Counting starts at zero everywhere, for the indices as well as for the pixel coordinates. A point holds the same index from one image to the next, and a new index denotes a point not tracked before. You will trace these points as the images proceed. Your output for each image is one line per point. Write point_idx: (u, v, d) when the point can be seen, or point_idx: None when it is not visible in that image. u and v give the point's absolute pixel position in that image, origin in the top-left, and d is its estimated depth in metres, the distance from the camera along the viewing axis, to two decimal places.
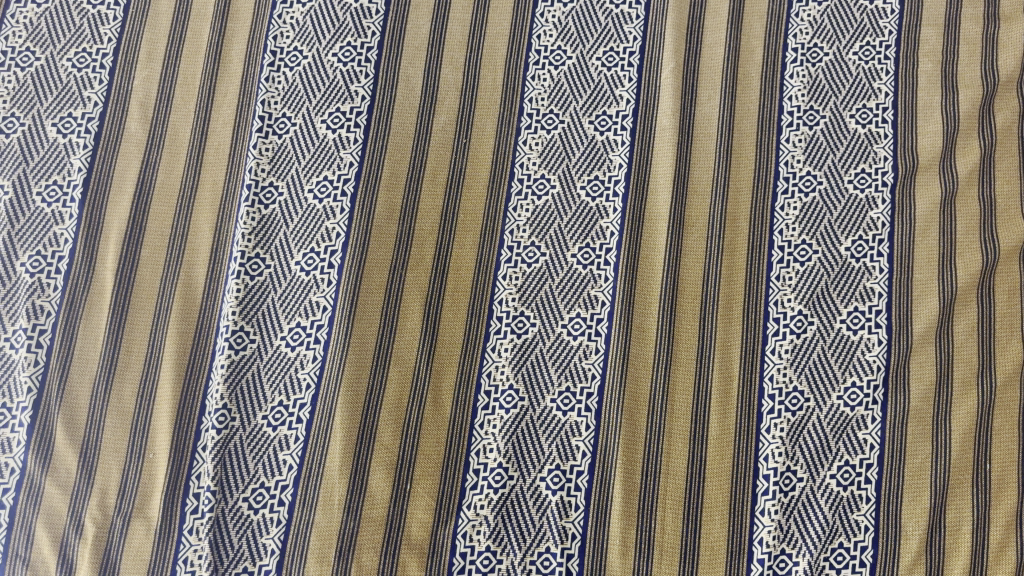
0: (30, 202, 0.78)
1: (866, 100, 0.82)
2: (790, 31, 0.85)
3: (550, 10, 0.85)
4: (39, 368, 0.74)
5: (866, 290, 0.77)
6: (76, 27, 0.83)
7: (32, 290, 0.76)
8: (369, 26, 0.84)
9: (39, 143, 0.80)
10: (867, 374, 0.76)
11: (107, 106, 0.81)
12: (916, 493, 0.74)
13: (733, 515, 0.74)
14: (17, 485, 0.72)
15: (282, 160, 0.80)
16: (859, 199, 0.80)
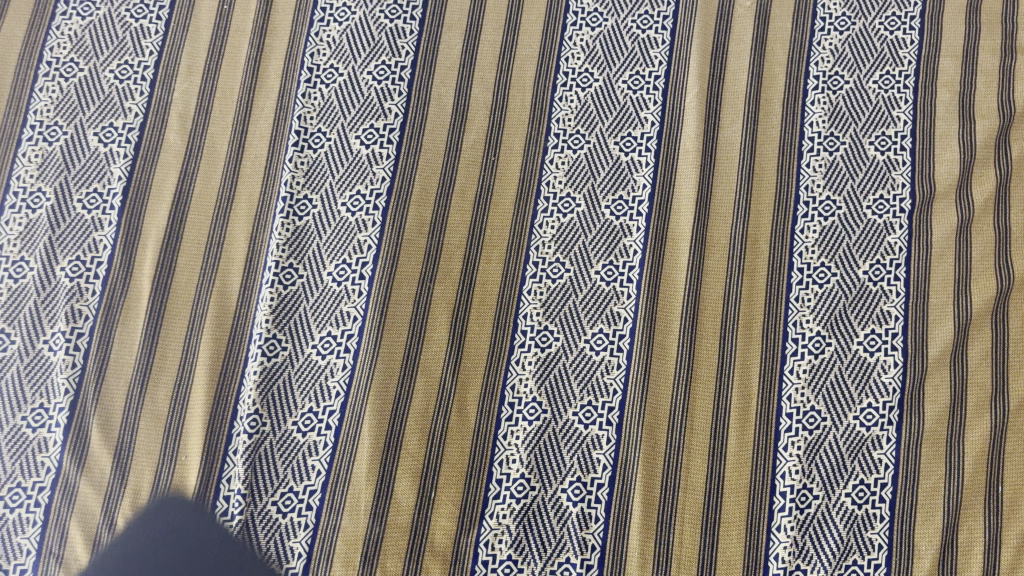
0: (71, 208, 0.81)
1: (885, 128, 0.85)
2: (812, 59, 0.87)
3: (579, 33, 0.88)
4: (76, 370, 0.76)
5: (882, 313, 0.79)
6: (119, 39, 0.85)
7: (71, 294, 0.78)
8: (403, 45, 0.86)
9: (81, 152, 0.82)
10: (883, 396, 0.77)
11: (147, 117, 0.83)
12: (929, 513, 0.75)
13: (749, 531, 0.76)
14: (53, 483, 0.74)
15: (317, 174, 0.82)
16: (877, 224, 0.82)
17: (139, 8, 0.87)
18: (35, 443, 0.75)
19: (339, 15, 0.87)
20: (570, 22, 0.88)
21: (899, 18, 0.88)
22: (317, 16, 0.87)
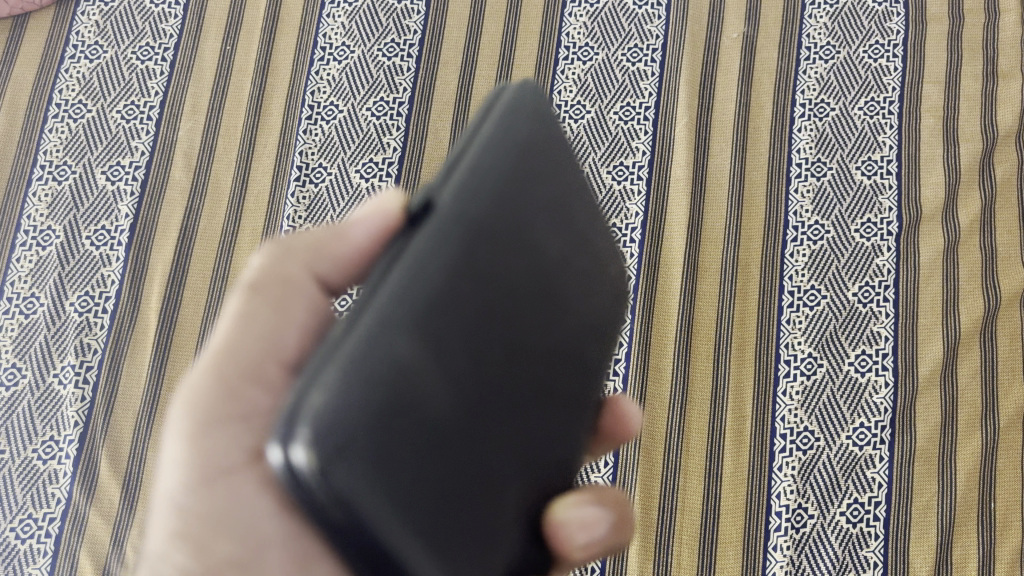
0: (80, 245, 0.83)
1: (871, 153, 0.87)
2: (798, 87, 0.89)
3: (571, 66, 0.91)
4: (86, 403, 0.79)
5: (873, 334, 0.81)
6: (126, 81, 0.89)
7: (80, 329, 0.81)
8: (400, 82, 0.90)
9: (89, 190, 0.85)
10: (875, 415, 0.78)
11: (152, 155, 0.87)
12: (922, 530, 0.75)
13: (747, 551, 0.76)
14: (63, 514, 0.76)
15: (318, 209, 0.84)
16: (866, 247, 0.84)
17: (146, 51, 0.91)
18: (46, 474, 0.77)
19: (338, 54, 0.91)
20: (563, 56, 0.91)
21: (883, 47, 0.90)
22: (318, 55, 0.91)
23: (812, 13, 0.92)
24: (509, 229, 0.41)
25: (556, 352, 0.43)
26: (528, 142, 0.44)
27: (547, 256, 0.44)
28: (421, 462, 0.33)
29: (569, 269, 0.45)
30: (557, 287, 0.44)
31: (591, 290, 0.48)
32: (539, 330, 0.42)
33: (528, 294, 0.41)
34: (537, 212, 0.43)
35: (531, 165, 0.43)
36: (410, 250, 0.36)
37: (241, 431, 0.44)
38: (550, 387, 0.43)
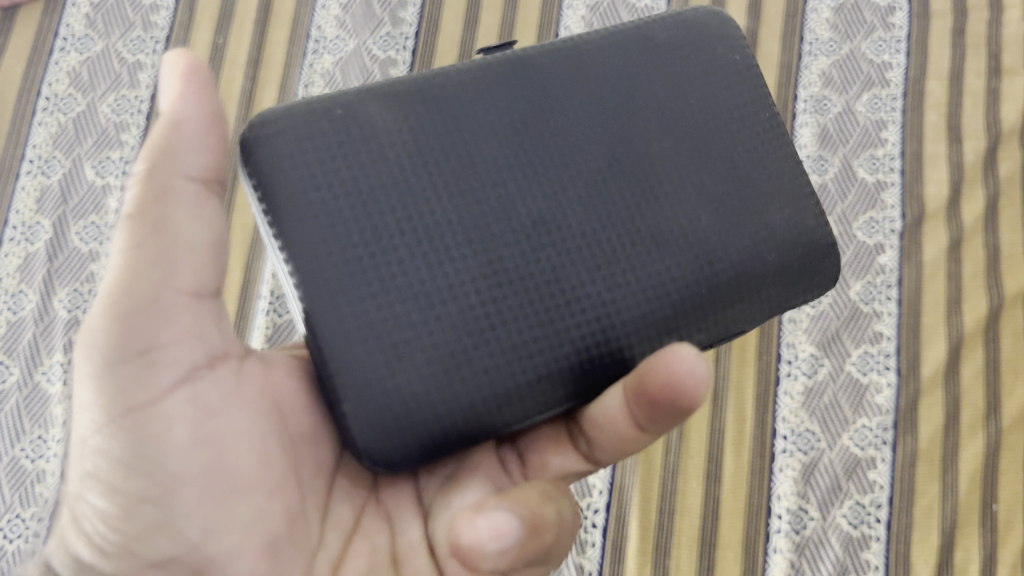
0: (69, 241, 0.82)
1: (874, 149, 0.85)
2: (801, 83, 0.88)
3: None
4: (73, 402, 0.77)
5: (875, 334, 0.79)
6: (116, 74, 0.88)
7: (67, 326, 0.79)
8: (396, 75, 0.88)
9: (79, 185, 0.84)
10: (876, 416, 0.77)
11: (142, 149, 0.85)
12: (924, 533, 0.74)
13: (747, 554, 0.74)
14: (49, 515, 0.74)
15: None
16: (868, 245, 0.82)
17: (137, 43, 0.89)
18: (34, 474, 0.75)
19: (333, 47, 0.89)
20: None
21: (885, 42, 0.89)
22: (311, 48, 0.89)
23: (814, 7, 0.90)
24: (557, 77, 0.45)
25: (603, 216, 0.43)
26: (683, 44, 0.47)
27: (635, 132, 0.44)
28: (322, 244, 0.40)
29: (663, 147, 0.44)
30: (622, 142, 0.44)
31: (711, 195, 0.44)
32: (558, 164, 0.43)
33: (557, 128, 0.44)
34: (636, 87, 0.45)
35: (661, 58, 0.46)
36: (436, 110, 0.43)
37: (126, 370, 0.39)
38: (562, 225, 0.42)
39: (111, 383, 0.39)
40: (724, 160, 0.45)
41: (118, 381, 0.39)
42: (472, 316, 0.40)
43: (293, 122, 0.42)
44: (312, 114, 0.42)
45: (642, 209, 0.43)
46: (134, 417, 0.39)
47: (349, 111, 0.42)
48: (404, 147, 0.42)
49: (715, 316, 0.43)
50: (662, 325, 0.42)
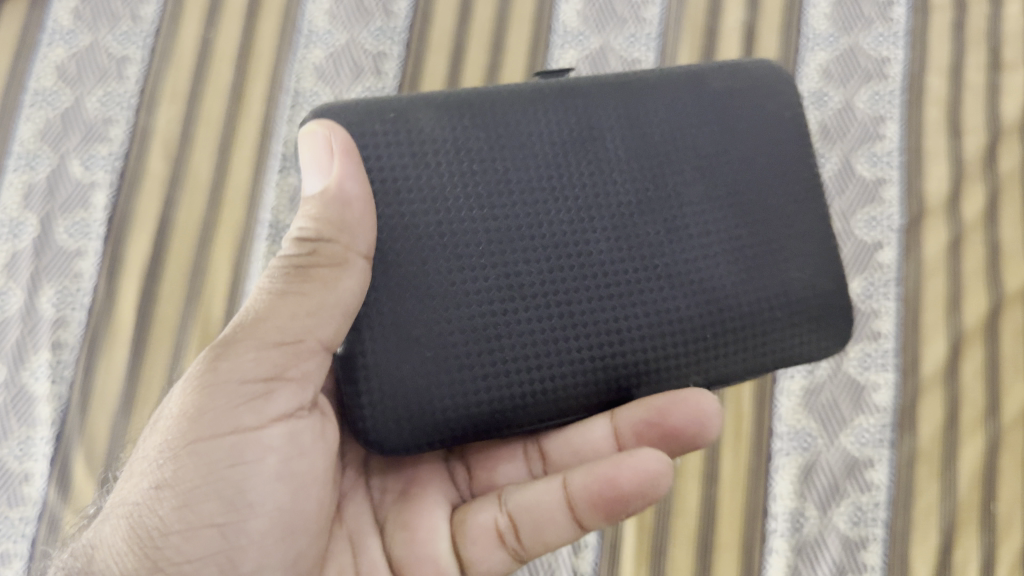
0: (55, 238, 0.80)
1: (874, 146, 0.84)
2: (802, 78, 0.86)
3: (565, 55, 0.88)
4: (61, 401, 0.76)
5: (874, 332, 0.78)
6: (103, 68, 0.86)
7: (54, 324, 0.78)
8: (388, 69, 0.87)
9: (65, 181, 0.82)
10: (875, 415, 0.76)
11: (131, 144, 0.84)
12: (923, 533, 0.73)
13: (744, 555, 0.73)
14: (38, 516, 0.73)
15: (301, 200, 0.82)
16: (867, 242, 0.81)
17: (124, 36, 0.87)
18: (20, 474, 0.74)
19: (323, 41, 0.88)
20: (556, 44, 0.88)
21: (885, 36, 0.88)
22: (301, 42, 0.88)
23: (812, 2, 0.89)
24: (606, 113, 0.51)
25: (628, 243, 0.49)
26: (728, 92, 0.53)
27: (666, 169, 0.51)
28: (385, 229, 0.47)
29: (689, 186, 0.51)
30: (651, 176, 0.50)
31: (722, 236, 0.50)
32: (591, 194, 0.50)
33: (596, 161, 0.50)
34: (676, 129, 0.51)
35: (701, 100, 0.52)
36: (503, 131, 0.50)
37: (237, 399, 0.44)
38: (586, 250, 0.49)
39: (219, 403, 0.43)
40: (740, 207, 0.51)
41: (230, 402, 0.44)
42: (489, 314, 0.47)
43: (365, 127, 0.48)
44: (375, 112, 0.49)
45: (660, 240, 0.50)
46: (234, 438, 0.43)
47: (403, 117, 0.49)
48: (458, 167, 0.49)
49: (712, 355, 0.49)
50: (663, 355, 0.49)
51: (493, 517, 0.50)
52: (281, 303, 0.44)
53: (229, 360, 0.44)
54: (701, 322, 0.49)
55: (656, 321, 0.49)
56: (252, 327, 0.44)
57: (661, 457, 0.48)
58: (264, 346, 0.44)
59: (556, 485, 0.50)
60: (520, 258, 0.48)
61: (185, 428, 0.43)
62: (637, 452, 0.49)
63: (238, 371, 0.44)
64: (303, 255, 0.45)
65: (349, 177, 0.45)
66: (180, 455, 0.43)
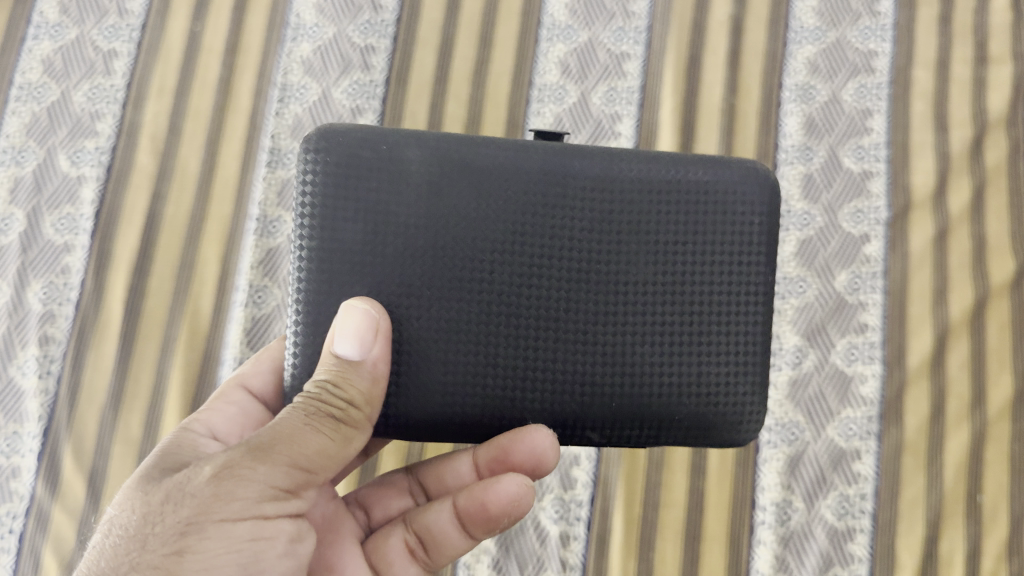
0: (42, 233, 0.80)
1: (860, 139, 0.84)
2: (788, 73, 0.87)
3: (553, 48, 0.88)
4: (49, 396, 0.76)
5: (861, 324, 0.79)
6: (89, 62, 0.86)
7: (42, 319, 0.77)
8: (376, 62, 0.87)
9: (52, 175, 0.82)
10: (861, 407, 0.76)
11: (118, 139, 0.83)
12: (910, 524, 0.74)
13: (732, 547, 0.73)
14: (26, 512, 0.73)
15: (289, 193, 0.82)
16: (854, 235, 0.81)
17: (111, 30, 0.87)
18: (8, 470, 0.74)
19: (311, 34, 0.88)
20: (544, 37, 0.88)
21: (872, 30, 0.88)
22: (289, 36, 0.88)
23: None
24: (584, 168, 0.45)
25: (567, 306, 0.45)
26: (728, 165, 0.46)
27: (628, 242, 0.45)
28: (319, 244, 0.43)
29: (655, 254, 0.45)
30: (616, 235, 0.45)
31: (683, 307, 0.45)
32: (542, 254, 0.44)
33: (556, 224, 0.44)
34: (653, 200, 0.45)
35: (694, 180, 0.45)
36: (468, 177, 0.44)
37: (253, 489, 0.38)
38: (539, 308, 0.44)
39: (243, 496, 0.38)
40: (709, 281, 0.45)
41: (250, 500, 0.38)
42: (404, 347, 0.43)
43: (348, 159, 0.43)
44: (370, 138, 0.43)
45: (614, 309, 0.45)
46: (253, 530, 0.39)
47: (391, 152, 0.43)
48: (427, 207, 0.43)
49: (622, 427, 0.45)
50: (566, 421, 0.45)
51: (402, 541, 0.51)
52: (313, 435, 0.40)
53: (270, 460, 0.39)
54: (639, 392, 0.45)
55: (596, 385, 0.45)
56: (290, 438, 0.40)
57: (520, 481, 0.49)
58: (294, 462, 0.39)
59: (445, 508, 0.51)
60: (453, 301, 0.44)
61: (196, 521, 0.38)
62: (494, 481, 0.49)
63: (270, 475, 0.39)
64: (335, 407, 0.41)
65: (378, 356, 0.42)
66: (188, 549, 0.37)
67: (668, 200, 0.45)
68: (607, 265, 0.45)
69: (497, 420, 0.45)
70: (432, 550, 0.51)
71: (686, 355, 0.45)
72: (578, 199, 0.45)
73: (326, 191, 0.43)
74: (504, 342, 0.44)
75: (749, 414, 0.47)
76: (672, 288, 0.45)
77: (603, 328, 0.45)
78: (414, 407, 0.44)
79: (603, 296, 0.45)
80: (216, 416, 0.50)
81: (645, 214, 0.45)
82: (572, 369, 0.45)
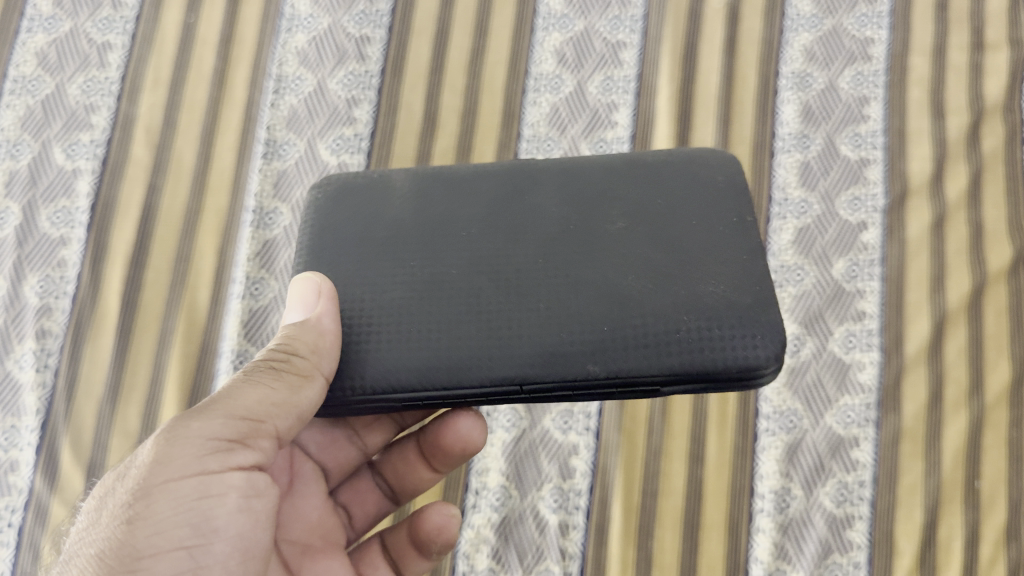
0: (38, 226, 0.80)
1: (857, 126, 0.84)
2: (784, 60, 0.87)
3: (549, 37, 0.87)
4: (46, 389, 0.75)
5: (858, 312, 0.79)
6: (83, 54, 0.85)
7: (39, 312, 0.77)
8: (371, 53, 0.86)
9: (47, 168, 0.82)
10: (859, 394, 0.76)
11: (113, 131, 0.83)
12: (909, 510, 0.74)
13: (731, 535, 0.73)
14: (25, 505, 0.73)
15: (285, 185, 0.82)
16: (851, 223, 0.81)
17: (105, 22, 0.87)
18: (6, 464, 0.74)
19: (306, 25, 0.87)
20: (540, 27, 0.88)
21: (868, 17, 0.88)
22: (284, 27, 0.87)
23: None
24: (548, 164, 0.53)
25: (546, 262, 0.49)
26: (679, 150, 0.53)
27: (595, 213, 0.50)
28: (325, 247, 0.52)
29: (621, 219, 0.50)
30: (583, 211, 0.51)
31: (655, 251, 0.49)
32: (516, 227, 0.51)
33: (526, 203, 0.51)
34: (614, 183, 0.52)
35: (650, 163, 0.52)
36: (446, 178, 0.53)
37: (188, 449, 0.43)
38: (515, 269, 0.49)
39: (181, 455, 0.43)
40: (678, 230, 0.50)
41: (191, 457, 0.43)
42: (390, 314, 0.49)
43: (348, 185, 0.54)
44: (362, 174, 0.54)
45: (588, 258, 0.49)
46: (197, 488, 0.43)
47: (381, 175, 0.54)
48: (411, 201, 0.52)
49: (613, 355, 0.46)
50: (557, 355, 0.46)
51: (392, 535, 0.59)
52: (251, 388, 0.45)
53: (204, 418, 0.44)
54: (624, 318, 0.47)
55: (578, 322, 0.47)
56: (228, 396, 0.45)
57: (447, 513, 0.58)
58: (231, 413, 0.44)
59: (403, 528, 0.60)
60: (439, 268, 0.50)
61: (142, 488, 0.43)
62: (429, 510, 0.58)
63: (203, 429, 0.44)
64: (279, 362, 0.47)
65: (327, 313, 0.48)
66: (138, 513, 0.42)
67: (632, 186, 0.51)
68: (579, 230, 0.50)
69: (481, 361, 0.47)
70: (422, 547, 0.59)
71: (666, 287, 0.48)
72: (543, 187, 0.52)
73: (327, 215, 0.53)
74: (484, 297, 0.48)
75: (754, 340, 0.46)
76: (645, 239, 0.49)
77: (582, 275, 0.48)
78: (387, 365, 0.47)
79: (579, 251, 0.49)
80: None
81: (611, 194, 0.51)
82: (554, 305, 0.48)
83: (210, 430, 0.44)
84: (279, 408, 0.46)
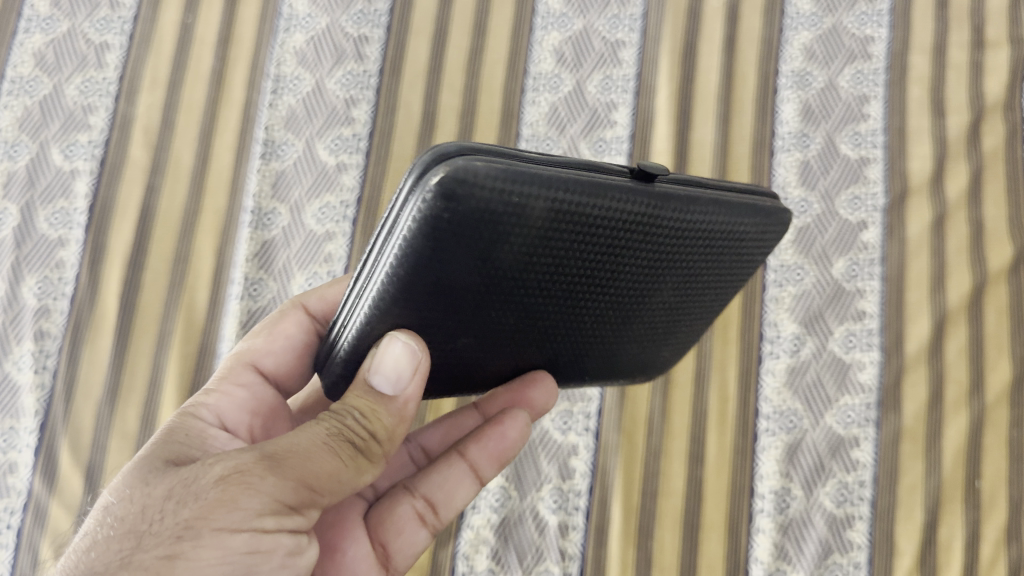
0: (36, 227, 0.80)
1: (857, 125, 0.84)
2: (784, 59, 0.86)
3: (548, 36, 0.87)
4: (45, 391, 0.75)
5: (858, 311, 0.78)
6: (81, 54, 0.85)
7: (38, 314, 0.77)
8: (369, 53, 0.86)
9: (45, 169, 0.81)
10: (860, 394, 0.76)
11: (111, 132, 0.83)
12: (909, 510, 0.73)
13: (731, 535, 0.73)
14: (24, 506, 0.73)
15: (283, 185, 0.82)
16: (851, 222, 0.81)
17: (102, 22, 0.87)
18: (5, 465, 0.74)
19: (304, 25, 0.87)
20: (539, 26, 0.87)
21: (868, 15, 0.87)
22: (282, 26, 0.87)
23: None
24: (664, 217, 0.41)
25: (577, 324, 0.47)
26: (761, 211, 0.46)
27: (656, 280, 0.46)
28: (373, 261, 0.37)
29: (667, 288, 0.47)
30: (652, 276, 0.45)
31: (656, 321, 0.51)
32: (592, 290, 0.43)
33: (617, 268, 0.42)
34: (699, 249, 0.45)
35: (737, 234, 0.46)
36: (537, 225, 0.37)
37: (250, 500, 0.37)
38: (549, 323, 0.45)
39: (244, 506, 0.37)
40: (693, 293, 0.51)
41: (249, 512, 0.37)
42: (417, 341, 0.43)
43: (472, 198, 0.35)
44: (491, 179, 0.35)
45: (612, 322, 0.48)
46: (249, 544, 0.37)
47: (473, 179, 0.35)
48: (523, 258, 0.39)
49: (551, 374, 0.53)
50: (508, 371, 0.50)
51: (411, 508, 0.53)
52: (327, 458, 0.40)
53: (280, 473, 0.38)
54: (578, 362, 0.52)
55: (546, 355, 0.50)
56: (303, 455, 0.39)
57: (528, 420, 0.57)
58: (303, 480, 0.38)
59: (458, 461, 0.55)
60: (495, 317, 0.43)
61: (193, 526, 0.36)
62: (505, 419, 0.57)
63: (275, 488, 0.38)
64: (358, 439, 0.41)
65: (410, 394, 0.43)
66: (179, 555, 0.36)
67: (705, 255, 0.46)
68: (629, 298, 0.46)
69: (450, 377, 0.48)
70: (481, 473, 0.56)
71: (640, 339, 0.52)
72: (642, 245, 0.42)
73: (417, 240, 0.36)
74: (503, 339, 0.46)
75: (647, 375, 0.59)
76: (660, 312, 0.50)
77: (591, 334, 0.49)
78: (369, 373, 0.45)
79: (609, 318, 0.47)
80: (224, 403, 0.50)
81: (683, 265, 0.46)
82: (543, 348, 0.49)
83: (279, 489, 0.38)
84: (345, 481, 0.40)
